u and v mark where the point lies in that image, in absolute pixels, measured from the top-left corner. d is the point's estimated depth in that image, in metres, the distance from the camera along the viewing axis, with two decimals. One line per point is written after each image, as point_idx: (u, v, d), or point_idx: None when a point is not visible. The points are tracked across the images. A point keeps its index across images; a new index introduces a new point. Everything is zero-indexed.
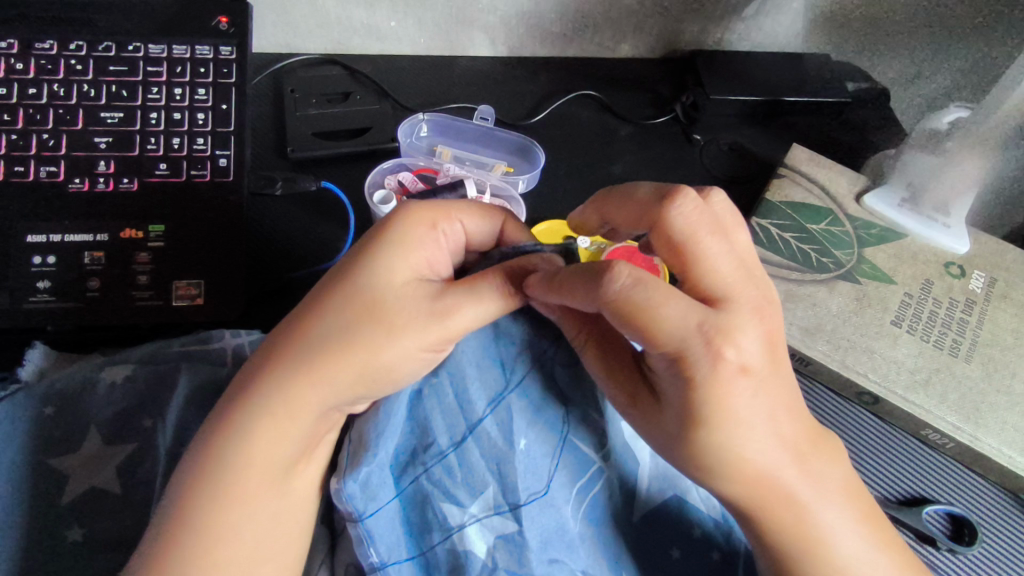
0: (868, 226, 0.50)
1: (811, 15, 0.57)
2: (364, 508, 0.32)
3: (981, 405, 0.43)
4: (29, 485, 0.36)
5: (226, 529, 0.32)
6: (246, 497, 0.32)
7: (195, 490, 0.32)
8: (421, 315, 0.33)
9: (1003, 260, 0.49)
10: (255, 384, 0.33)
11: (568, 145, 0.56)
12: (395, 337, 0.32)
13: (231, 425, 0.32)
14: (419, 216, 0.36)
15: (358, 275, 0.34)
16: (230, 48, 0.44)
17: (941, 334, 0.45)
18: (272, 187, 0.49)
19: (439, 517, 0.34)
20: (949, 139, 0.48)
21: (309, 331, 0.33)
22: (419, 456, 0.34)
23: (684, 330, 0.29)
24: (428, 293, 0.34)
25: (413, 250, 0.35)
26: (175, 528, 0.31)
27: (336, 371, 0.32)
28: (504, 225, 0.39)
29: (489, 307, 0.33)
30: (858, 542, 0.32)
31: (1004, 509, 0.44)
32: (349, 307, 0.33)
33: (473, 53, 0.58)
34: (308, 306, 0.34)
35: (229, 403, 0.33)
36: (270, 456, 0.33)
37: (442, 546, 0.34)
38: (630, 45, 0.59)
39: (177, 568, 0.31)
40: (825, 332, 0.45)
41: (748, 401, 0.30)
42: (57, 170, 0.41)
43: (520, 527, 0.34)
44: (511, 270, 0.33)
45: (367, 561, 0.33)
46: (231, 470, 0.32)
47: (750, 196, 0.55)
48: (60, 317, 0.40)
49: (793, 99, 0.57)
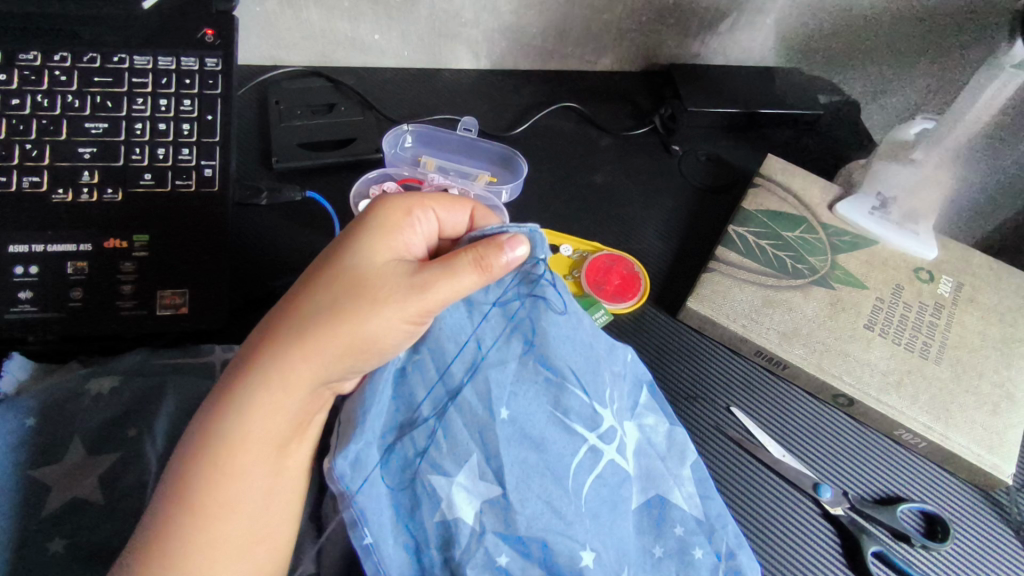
0: (841, 233, 0.52)
1: (781, 31, 0.59)
2: (355, 485, 0.33)
3: (950, 405, 0.45)
4: (11, 496, 0.36)
5: (219, 508, 0.32)
6: (238, 477, 0.32)
7: (189, 473, 0.31)
8: (402, 288, 0.33)
9: (969, 265, 0.51)
10: (239, 368, 0.32)
11: (550, 155, 0.57)
12: (379, 311, 0.32)
13: (221, 407, 0.32)
14: (396, 203, 0.36)
15: (340, 258, 0.34)
16: (215, 59, 0.45)
17: (911, 337, 0.47)
18: (257, 197, 0.49)
19: (427, 489, 0.34)
20: (916, 149, 0.50)
21: (293, 313, 0.33)
22: (406, 428, 0.35)
23: None
24: (408, 270, 0.34)
25: (392, 235, 0.35)
26: (170, 508, 0.31)
27: (323, 346, 0.32)
28: (475, 212, 0.39)
29: (466, 281, 0.33)
30: None
31: (977, 506, 0.45)
32: (332, 287, 0.33)
33: (457, 67, 0.60)
34: (292, 290, 0.34)
35: (219, 388, 0.33)
36: (264, 434, 0.32)
37: (432, 518, 0.34)
38: (610, 59, 0.61)
39: (177, 543, 0.31)
40: (801, 336, 0.47)
41: None
42: (40, 179, 0.41)
43: (504, 490, 0.34)
44: (481, 244, 0.34)
45: (361, 542, 0.33)
46: (224, 450, 0.32)
47: (729, 205, 0.57)
48: (43, 327, 0.40)
49: (768, 111, 0.59)
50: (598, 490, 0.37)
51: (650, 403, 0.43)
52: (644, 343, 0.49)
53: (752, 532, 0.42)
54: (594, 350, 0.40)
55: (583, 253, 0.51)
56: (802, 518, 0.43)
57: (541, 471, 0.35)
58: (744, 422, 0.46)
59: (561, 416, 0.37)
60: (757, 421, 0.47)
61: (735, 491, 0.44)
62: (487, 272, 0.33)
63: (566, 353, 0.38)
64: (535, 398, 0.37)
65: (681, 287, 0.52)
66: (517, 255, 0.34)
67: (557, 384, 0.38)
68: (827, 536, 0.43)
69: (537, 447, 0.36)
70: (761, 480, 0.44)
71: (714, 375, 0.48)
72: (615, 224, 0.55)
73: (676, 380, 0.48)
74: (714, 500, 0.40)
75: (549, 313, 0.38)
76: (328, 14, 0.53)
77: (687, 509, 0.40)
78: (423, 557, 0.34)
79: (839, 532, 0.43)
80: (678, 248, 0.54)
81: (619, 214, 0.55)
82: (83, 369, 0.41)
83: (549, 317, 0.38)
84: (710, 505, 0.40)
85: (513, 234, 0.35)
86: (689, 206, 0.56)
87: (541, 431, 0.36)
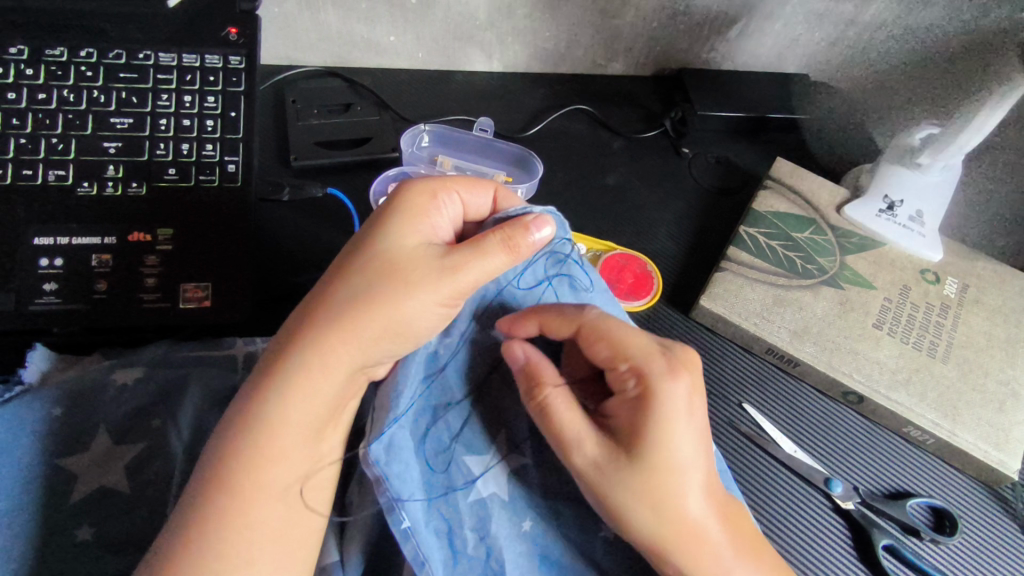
0: (849, 234, 0.53)
1: (789, 38, 0.60)
2: (392, 469, 0.34)
3: (958, 402, 0.46)
4: (38, 484, 0.36)
5: (258, 492, 0.32)
6: (278, 460, 0.33)
7: (230, 455, 0.32)
8: (433, 271, 0.34)
9: (973, 267, 0.52)
10: (280, 355, 0.33)
11: (563, 157, 0.58)
12: (413, 294, 0.33)
13: (263, 391, 0.33)
14: (421, 186, 0.37)
15: (372, 243, 0.35)
16: (239, 57, 0.45)
17: (919, 336, 0.48)
18: (279, 193, 0.50)
19: (462, 470, 0.36)
20: (922, 153, 0.51)
21: (330, 298, 0.34)
22: (440, 411, 0.37)
23: (645, 352, 0.35)
24: (437, 253, 0.35)
25: (420, 220, 0.36)
26: (211, 489, 0.32)
27: (360, 329, 0.33)
28: (498, 192, 0.40)
29: (495, 261, 0.34)
30: (704, 509, 0.34)
31: (983, 501, 0.46)
32: (367, 272, 0.34)
33: (470, 69, 0.61)
34: (328, 277, 0.35)
35: (260, 375, 0.34)
36: (303, 417, 0.33)
37: (466, 500, 0.36)
38: (620, 63, 0.62)
39: (216, 527, 0.31)
40: (812, 334, 0.48)
41: (689, 445, 0.33)
42: (66, 173, 0.42)
43: (527, 461, 0.38)
44: (507, 224, 0.35)
45: (398, 526, 0.34)
46: (264, 433, 0.32)
47: (738, 207, 0.58)
48: (68, 319, 0.41)
49: (774, 116, 0.61)
50: None
51: None
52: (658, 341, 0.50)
53: (767, 522, 0.43)
54: None
55: (596, 252, 0.52)
56: (816, 513, 0.44)
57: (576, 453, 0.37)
58: (755, 418, 0.47)
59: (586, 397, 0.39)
60: (768, 416, 0.47)
61: (749, 482, 0.45)
62: (513, 251, 0.35)
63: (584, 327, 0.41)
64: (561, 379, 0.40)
65: (692, 286, 0.53)
66: (543, 235, 0.35)
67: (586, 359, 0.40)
68: (840, 531, 0.44)
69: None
70: (777, 474, 0.45)
71: (727, 372, 0.49)
72: (626, 224, 0.56)
73: None
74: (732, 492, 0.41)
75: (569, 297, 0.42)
76: (345, 16, 0.53)
77: None
78: (456, 540, 0.35)
79: (850, 526, 0.44)
80: (689, 248, 0.55)
81: (630, 215, 0.56)
82: (107, 361, 0.41)
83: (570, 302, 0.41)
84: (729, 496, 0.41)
85: (538, 214, 0.36)
86: (699, 208, 0.57)
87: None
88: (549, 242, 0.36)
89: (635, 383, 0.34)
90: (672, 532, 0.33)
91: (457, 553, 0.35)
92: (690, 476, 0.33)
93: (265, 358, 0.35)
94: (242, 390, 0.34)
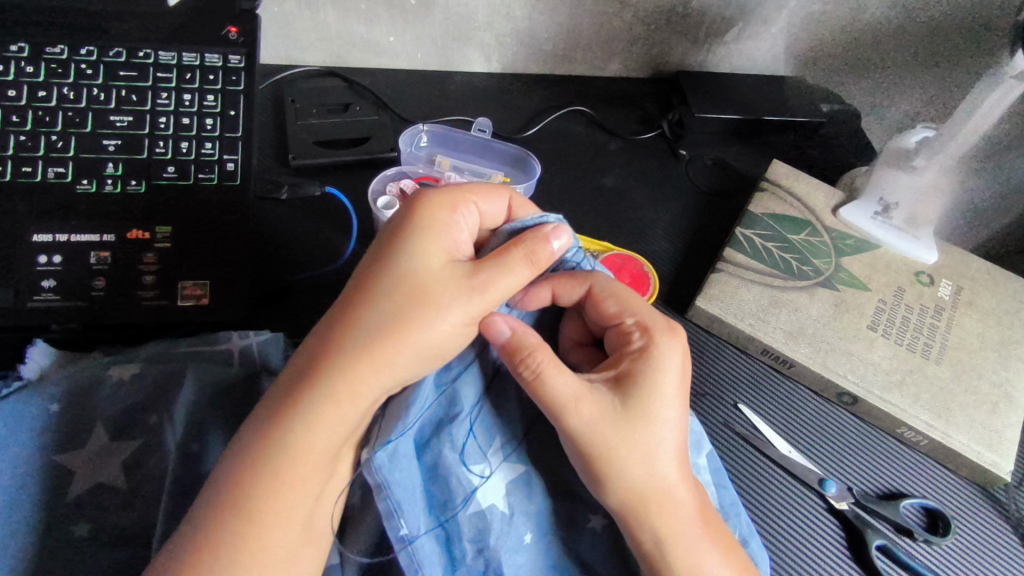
0: (844, 236, 0.53)
1: (786, 41, 0.61)
2: (393, 476, 0.33)
3: (950, 404, 0.46)
4: (35, 481, 0.36)
5: (274, 517, 0.32)
6: (299, 485, 0.32)
7: (250, 483, 0.31)
8: (463, 292, 0.34)
9: (967, 270, 0.52)
10: (302, 383, 0.32)
11: (560, 158, 0.59)
12: (444, 316, 0.33)
13: (287, 421, 0.32)
14: (441, 201, 0.36)
15: (397, 264, 0.34)
16: (239, 56, 0.45)
17: (913, 338, 0.48)
18: (278, 192, 0.50)
19: (462, 482, 0.36)
20: (916, 157, 0.51)
21: (356, 322, 0.33)
22: (447, 423, 0.36)
23: (649, 315, 0.38)
24: (464, 272, 0.34)
25: (441, 236, 0.35)
26: (225, 514, 0.31)
27: (391, 353, 0.32)
28: (512, 201, 0.40)
29: (520, 277, 0.35)
30: (679, 475, 0.35)
31: (977, 502, 0.46)
32: (395, 295, 0.33)
33: (469, 70, 0.61)
34: (349, 298, 0.34)
35: (280, 401, 0.32)
36: (328, 443, 0.32)
37: (466, 512, 0.36)
38: (619, 65, 0.62)
39: (229, 549, 0.31)
40: (808, 335, 0.48)
41: (675, 406, 0.35)
42: (65, 170, 0.42)
43: (527, 468, 0.38)
44: (529, 238, 0.36)
45: (397, 534, 0.34)
46: (287, 461, 0.32)
47: (735, 209, 0.58)
48: (66, 316, 0.41)
49: (771, 118, 0.60)
50: None
51: None
52: None
53: (765, 526, 0.43)
54: None
55: (594, 252, 0.52)
56: (810, 513, 0.44)
57: None
58: (751, 419, 0.47)
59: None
60: (766, 419, 0.48)
61: (746, 485, 0.45)
62: (537, 266, 0.35)
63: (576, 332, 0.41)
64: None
65: (689, 288, 0.53)
66: (561, 244, 0.36)
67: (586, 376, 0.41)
68: (832, 530, 0.44)
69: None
70: (774, 477, 0.45)
71: (723, 375, 0.49)
72: (624, 225, 0.56)
73: None
74: (728, 490, 0.41)
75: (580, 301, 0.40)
76: (344, 16, 0.54)
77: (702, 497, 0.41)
78: (453, 549, 0.36)
79: (845, 527, 0.44)
80: (686, 249, 0.55)
81: (627, 217, 0.57)
82: (105, 357, 0.41)
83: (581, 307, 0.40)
84: (724, 494, 0.41)
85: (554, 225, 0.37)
86: (696, 209, 0.58)
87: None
88: (564, 252, 0.37)
89: (637, 342, 0.37)
90: (652, 490, 0.34)
91: (454, 559, 0.36)
92: (675, 431, 0.35)
93: (282, 383, 0.33)
94: (254, 412, 0.33)
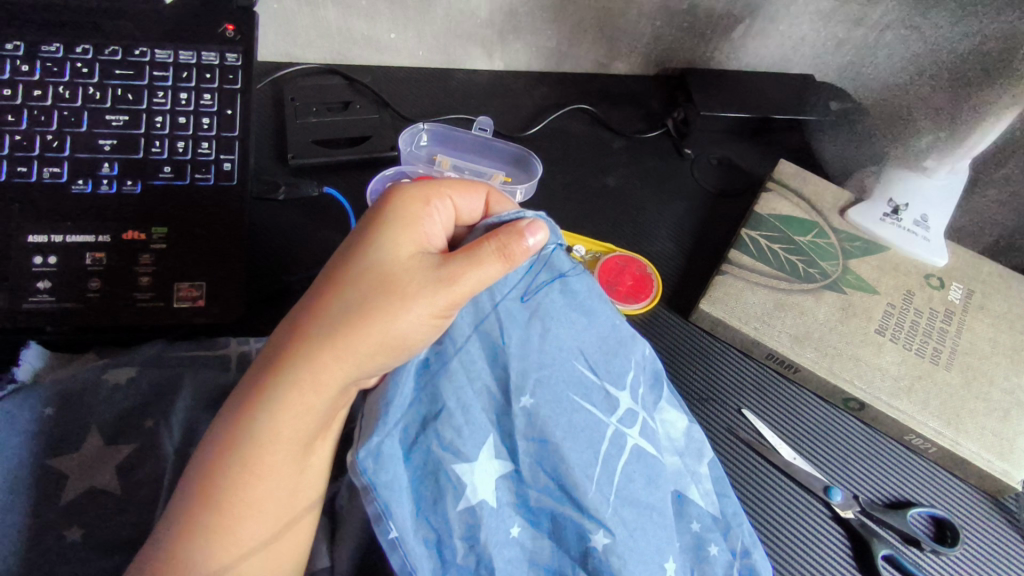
0: (852, 238, 0.52)
1: (796, 38, 0.59)
2: (379, 478, 0.33)
3: (961, 411, 0.45)
4: (28, 485, 0.36)
5: (247, 508, 0.32)
6: (268, 476, 0.32)
7: (217, 474, 0.31)
8: (430, 283, 0.33)
9: (979, 273, 0.51)
10: (268, 373, 0.32)
11: (563, 156, 0.58)
12: (410, 306, 0.32)
13: (253, 411, 0.32)
14: (413, 194, 0.36)
15: (364, 254, 0.34)
16: (236, 54, 0.45)
17: (922, 343, 0.47)
18: (275, 192, 0.50)
19: (451, 480, 0.34)
20: (926, 156, 0.51)
21: (322, 310, 0.33)
22: (430, 422, 0.35)
23: None
24: (433, 263, 0.34)
25: (411, 228, 0.35)
26: (195, 504, 0.31)
27: (354, 345, 0.32)
28: (490, 197, 0.39)
29: (492, 271, 0.34)
30: None
31: (986, 511, 0.45)
32: (361, 285, 0.33)
33: (471, 67, 0.60)
34: (318, 287, 0.34)
35: (246, 393, 0.33)
36: (295, 433, 0.32)
37: (454, 509, 0.34)
38: (623, 62, 0.61)
39: (201, 543, 0.31)
40: (813, 339, 0.47)
41: None
42: (61, 170, 0.41)
43: (519, 467, 0.36)
44: (502, 231, 0.34)
45: (386, 537, 0.33)
46: (254, 450, 0.32)
47: (740, 209, 0.57)
48: (61, 317, 0.40)
49: (779, 116, 0.60)
50: (632, 475, 0.38)
51: (669, 399, 0.43)
52: (654, 345, 0.49)
53: (762, 528, 0.43)
54: (605, 335, 0.41)
55: (596, 253, 0.52)
56: (814, 520, 0.43)
57: (574, 459, 0.36)
58: (753, 423, 0.46)
59: (586, 402, 0.38)
60: (767, 422, 0.47)
61: (746, 488, 0.44)
62: (508, 260, 0.34)
63: (567, 333, 0.39)
64: (565, 387, 0.38)
65: (692, 289, 0.52)
66: (538, 240, 0.35)
67: (591, 384, 0.39)
68: (838, 538, 0.43)
69: (566, 434, 0.37)
70: (773, 481, 0.45)
71: (723, 377, 0.49)
72: (628, 225, 0.55)
73: (688, 379, 0.48)
74: (730, 499, 0.41)
75: (567, 297, 0.40)
76: (345, 13, 0.53)
77: (704, 506, 0.40)
78: (444, 550, 0.34)
79: (850, 535, 0.43)
80: (689, 249, 0.54)
81: (630, 216, 0.56)
82: (101, 361, 0.41)
83: (567, 303, 0.40)
84: (726, 503, 0.41)
85: (531, 220, 0.35)
86: (701, 209, 0.57)
87: (566, 421, 0.37)
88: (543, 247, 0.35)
89: None
90: None
91: (446, 560, 0.35)
92: None
93: (252, 370, 0.34)
94: (226, 403, 0.34)
